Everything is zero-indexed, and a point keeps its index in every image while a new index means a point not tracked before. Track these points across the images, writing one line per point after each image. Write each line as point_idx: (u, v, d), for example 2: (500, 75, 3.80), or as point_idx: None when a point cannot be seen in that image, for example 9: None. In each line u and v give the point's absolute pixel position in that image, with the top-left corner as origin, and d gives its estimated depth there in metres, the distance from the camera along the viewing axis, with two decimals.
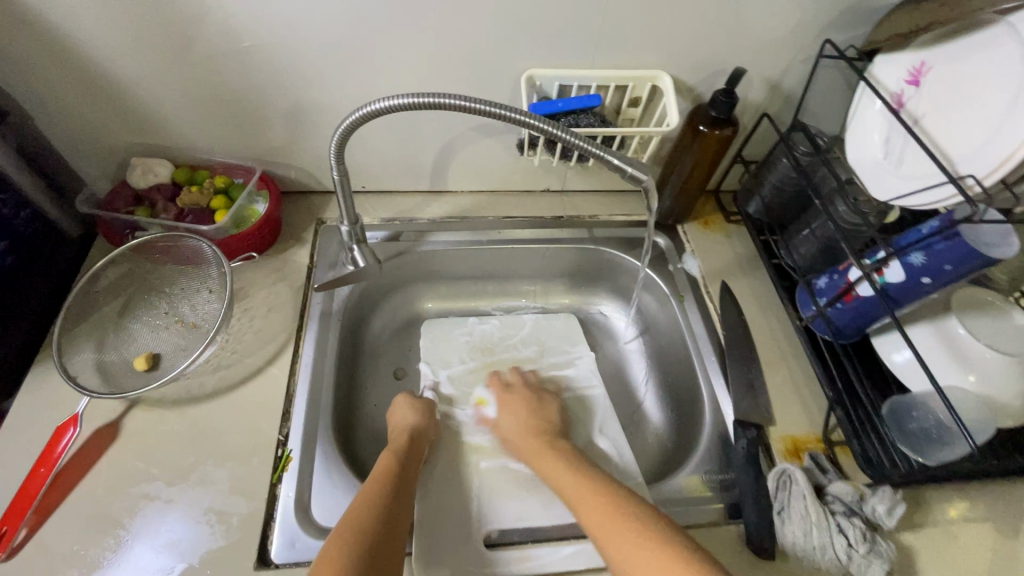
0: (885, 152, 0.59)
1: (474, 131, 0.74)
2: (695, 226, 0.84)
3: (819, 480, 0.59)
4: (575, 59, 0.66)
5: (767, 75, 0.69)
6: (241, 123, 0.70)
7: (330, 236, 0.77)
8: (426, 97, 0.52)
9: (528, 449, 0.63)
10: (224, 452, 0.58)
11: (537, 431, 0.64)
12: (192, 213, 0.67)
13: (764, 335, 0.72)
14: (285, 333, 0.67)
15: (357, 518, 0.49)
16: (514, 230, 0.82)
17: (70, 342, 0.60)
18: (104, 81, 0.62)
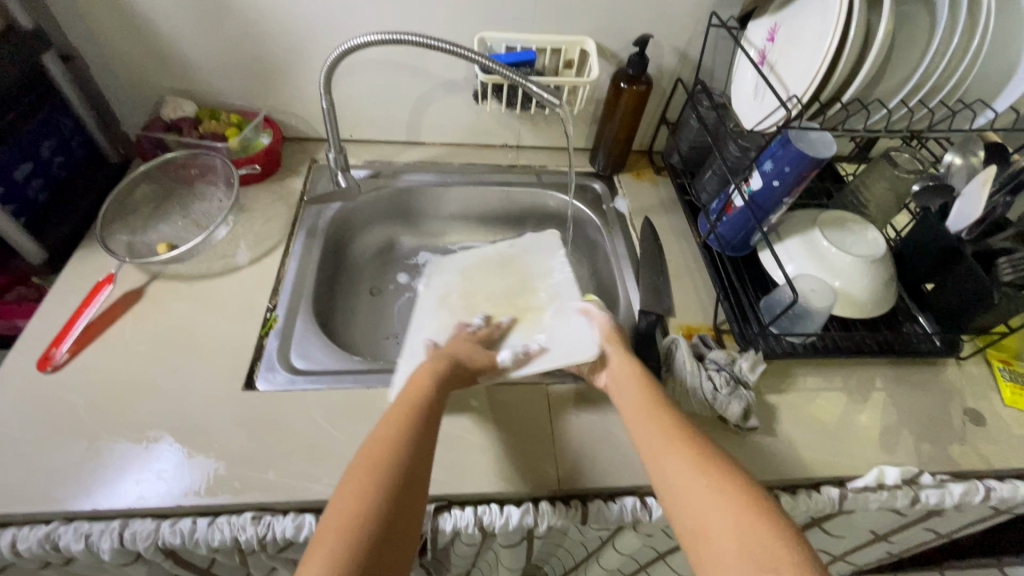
0: (753, 94, 0.76)
1: (441, 87, 0.91)
2: (628, 176, 1.00)
3: (702, 351, 0.73)
4: (518, 26, 0.84)
5: (674, 43, 0.87)
6: (253, 74, 0.87)
7: (322, 171, 0.94)
8: (390, 35, 0.69)
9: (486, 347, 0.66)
10: (225, 313, 0.73)
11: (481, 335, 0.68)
12: (210, 135, 0.83)
13: (674, 255, 0.87)
14: (279, 236, 0.83)
15: (393, 447, 0.51)
16: (476, 174, 0.98)
17: (109, 228, 0.76)
18: (148, 32, 0.80)
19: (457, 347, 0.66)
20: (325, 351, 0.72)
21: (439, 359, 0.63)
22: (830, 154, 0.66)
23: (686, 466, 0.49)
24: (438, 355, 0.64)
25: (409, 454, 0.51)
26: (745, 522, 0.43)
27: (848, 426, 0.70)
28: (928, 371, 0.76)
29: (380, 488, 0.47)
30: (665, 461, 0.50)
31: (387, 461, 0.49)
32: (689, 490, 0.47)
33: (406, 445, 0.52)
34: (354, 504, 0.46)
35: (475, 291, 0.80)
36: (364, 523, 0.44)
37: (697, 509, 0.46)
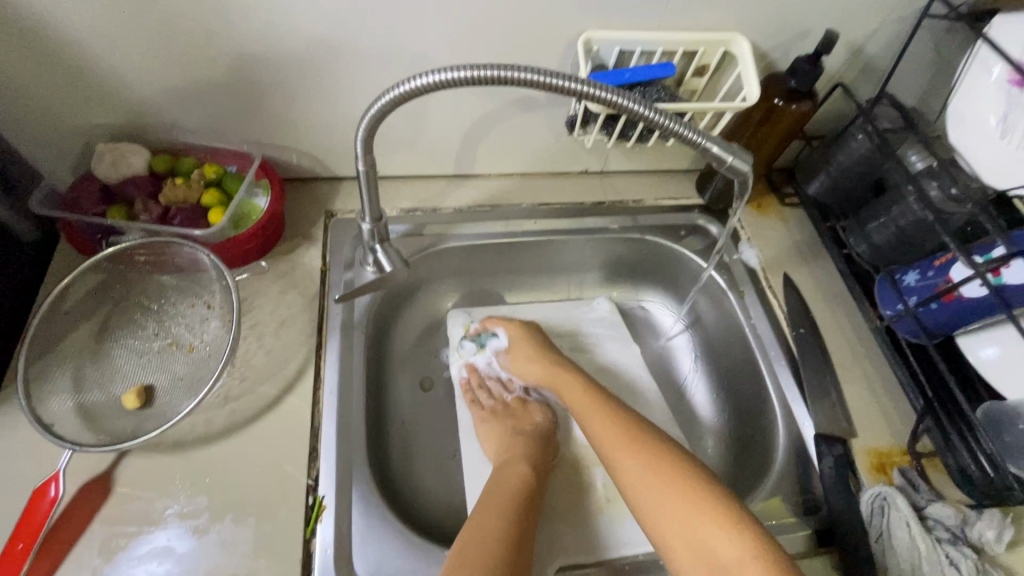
0: (1003, 130, 0.52)
1: (511, 106, 0.63)
2: (749, 210, 0.76)
3: (916, 502, 0.54)
4: (640, 19, 0.55)
5: (850, 38, 0.61)
6: (233, 99, 0.57)
7: (343, 232, 0.66)
8: (489, 71, 0.43)
9: (516, 409, 0.64)
10: (245, 502, 0.48)
11: (512, 406, 0.64)
12: (179, 212, 0.56)
13: (834, 333, 0.66)
14: (304, 352, 0.57)
15: (507, 520, 0.50)
16: (550, 219, 0.72)
17: (41, 378, 0.49)
18: (56, 47, 0.49)
19: (519, 417, 0.63)
20: (401, 548, 0.50)
21: (517, 437, 0.60)
22: None
23: (626, 457, 0.53)
24: (492, 423, 0.62)
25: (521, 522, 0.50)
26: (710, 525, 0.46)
27: None
28: None
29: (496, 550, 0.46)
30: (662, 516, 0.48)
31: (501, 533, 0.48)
32: (672, 510, 0.48)
33: (523, 519, 0.51)
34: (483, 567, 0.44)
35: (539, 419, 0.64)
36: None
37: (658, 516, 0.49)
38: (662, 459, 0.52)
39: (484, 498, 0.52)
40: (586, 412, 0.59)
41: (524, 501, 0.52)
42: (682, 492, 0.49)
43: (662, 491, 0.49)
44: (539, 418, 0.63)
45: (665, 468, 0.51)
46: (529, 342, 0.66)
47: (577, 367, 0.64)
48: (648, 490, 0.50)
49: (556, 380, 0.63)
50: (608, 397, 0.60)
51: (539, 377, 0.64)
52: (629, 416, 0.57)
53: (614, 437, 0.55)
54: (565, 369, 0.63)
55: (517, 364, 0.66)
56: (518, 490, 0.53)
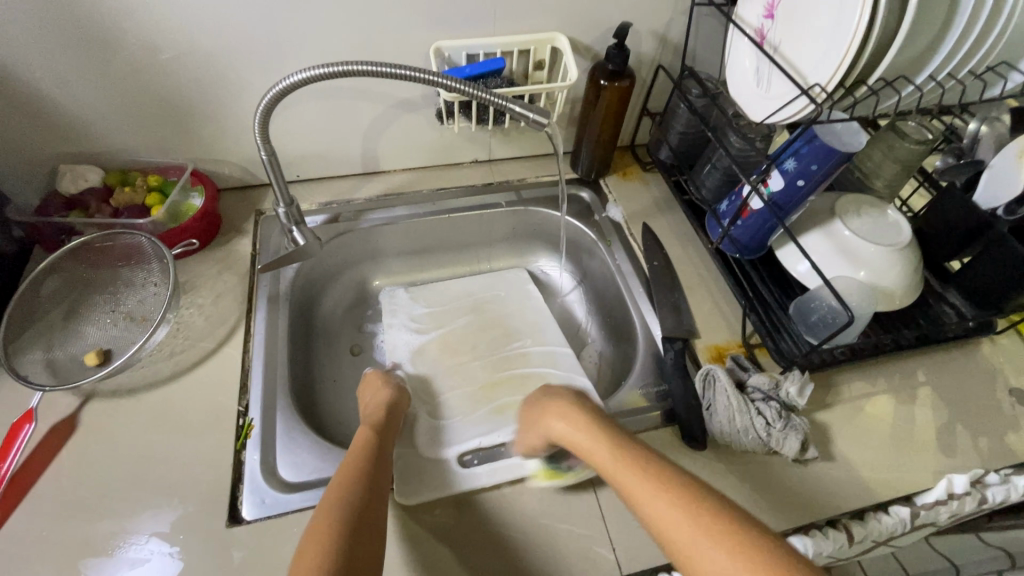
0: (757, 80, 0.68)
1: (397, 109, 0.79)
2: (616, 178, 0.91)
3: (741, 377, 0.66)
4: (479, 30, 0.72)
5: (654, 28, 0.77)
6: (169, 125, 0.72)
7: (271, 224, 0.80)
8: (337, 67, 0.57)
9: (372, 382, 0.68)
10: (185, 427, 0.60)
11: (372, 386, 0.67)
12: (127, 210, 0.70)
13: (684, 263, 0.80)
14: (236, 315, 0.70)
15: (336, 494, 0.49)
16: (448, 200, 0.87)
17: (18, 345, 0.62)
18: (21, 92, 0.64)
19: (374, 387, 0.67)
20: (317, 453, 0.61)
21: (374, 407, 0.63)
22: (862, 147, 0.58)
23: (622, 471, 0.50)
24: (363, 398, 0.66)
25: (366, 483, 0.51)
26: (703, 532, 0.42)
27: (902, 432, 0.66)
28: (964, 354, 0.73)
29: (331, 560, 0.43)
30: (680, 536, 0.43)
31: (351, 492, 0.49)
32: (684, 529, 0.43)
33: (371, 481, 0.51)
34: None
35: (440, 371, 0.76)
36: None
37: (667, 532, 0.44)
38: (667, 478, 0.48)
39: (341, 465, 0.54)
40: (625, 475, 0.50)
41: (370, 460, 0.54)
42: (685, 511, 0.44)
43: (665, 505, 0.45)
44: (395, 386, 0.67)
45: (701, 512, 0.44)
46: (532, 408, 0.63)
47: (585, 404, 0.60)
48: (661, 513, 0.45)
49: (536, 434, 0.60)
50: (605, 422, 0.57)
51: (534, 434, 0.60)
52: (627, 441, 0.53)
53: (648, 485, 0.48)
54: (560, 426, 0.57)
55: (538, 430, 0.60)
56: (359, 458, 0.54)
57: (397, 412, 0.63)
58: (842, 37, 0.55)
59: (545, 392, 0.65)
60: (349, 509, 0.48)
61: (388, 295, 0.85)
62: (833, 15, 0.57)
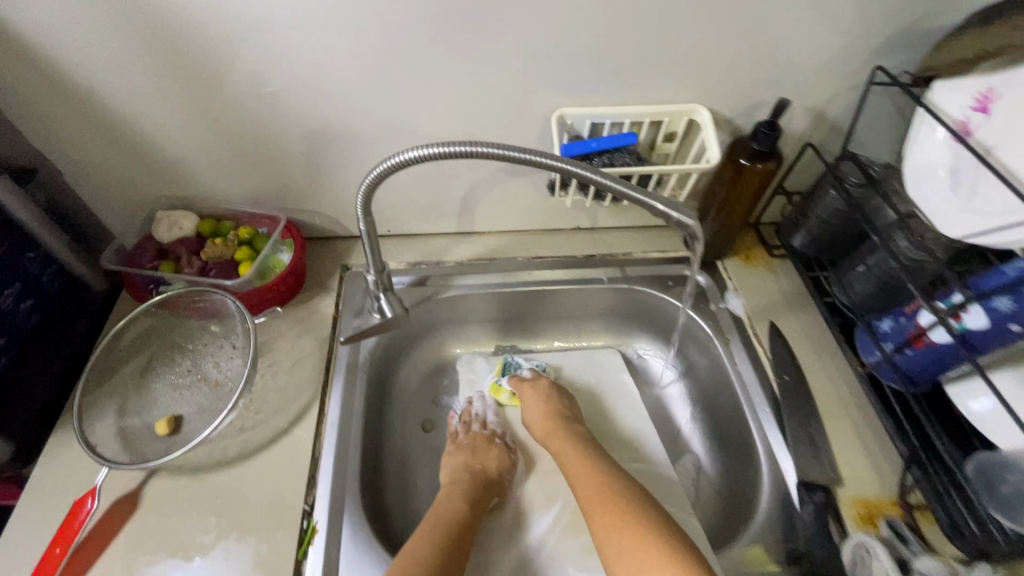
0: (954, 187, 0.56)
1: (503, 172, 0.72)
2: (737, 262, 0.80)
3: (904, 556, 0.52)
4: (608, 97, 0.64)
5: (811, 104, 0.66)
6: (268, 175, 0.69)
7: (355, 283, 0.74)
8: (456, 145, 0.50)
9: (471, 441, 0.69)
10: (248, 521, 0.54)
11: (471, 444, 0.69)
12: (217, 266, 0.67)
13: (821, 380, 0.67)
14: (312, 388, 0.64)
15: (408, 560, 0.53)
16: (543, 271, 0.78)
17: (93, 407, 0.59)
18: (134, 138, 0.62)
19: (480, 454, 0.67)
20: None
21: (462, 472, 0.65)
22: None
23: (613, 529, 0.55)
24: (457, 454, 0.67)
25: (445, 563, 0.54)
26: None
27: None
28: None
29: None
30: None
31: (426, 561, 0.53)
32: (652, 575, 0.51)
33: (447, 559, 0.54)
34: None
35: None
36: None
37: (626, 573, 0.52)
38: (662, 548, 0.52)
39: (412, 538, 0.56)
40: (596, 506, 0.58)
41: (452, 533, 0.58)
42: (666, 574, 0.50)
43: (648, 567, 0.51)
44: (495, 443, 0.70)
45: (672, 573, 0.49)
46: (534, 389, 0.73)
47: (582, 433, 0.68)
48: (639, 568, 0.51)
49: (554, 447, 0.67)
50: (602, 463, 0.63)
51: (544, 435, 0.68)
52: (622, 488, 0.59)
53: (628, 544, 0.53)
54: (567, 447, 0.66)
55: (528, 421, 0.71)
56: (436, 546, 0.55)
57: (488, 479, 0.66)
58: None
59: (533, 385, 0.73)
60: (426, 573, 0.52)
61: (467, 363, 0.79)
62: None
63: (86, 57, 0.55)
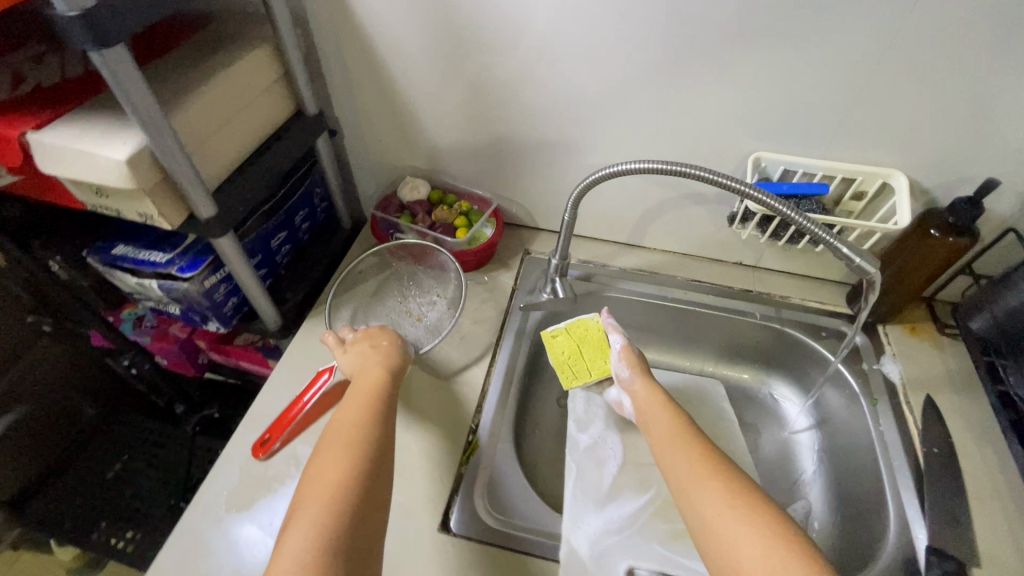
0: None
1: (686, 199, 0.81)
2: (900, 330, 0.79)
3: None
4: (805, 150, 0.70)
5: (1023, 189, 0.66)
6: (492, 165, 0.85)
7: (533, 266, 0.88)
8: (672, 165, 0.60)
9: (371, 345, 0.64)
10: (428, 421, 0.69)
11: (383, 358, 0.62)
12: (441, 226, 0.84)
13: (976, 464, 0.65)
14: (488, 338, 0.78)
15: (342, 455, 0.48)
16: (700, 294, 0.85)
17: (337, 307, 0.79)
18: (409, 119, 0.82)
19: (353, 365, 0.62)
20: (520, 500, 0.64)
21: (374, 366, 0.60)
22: None
23: (690, 470, 0.53)
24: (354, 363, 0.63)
25: (368, 441, 0.50)
26: (733, 511, 0.48)
27: None
28: None
29: (334, 507, 0.44)
30: (710, 513, 0.48)
31: (357, 449, 0.49)
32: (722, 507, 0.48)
33: (373, 433, 0.52)
34: (311, 543, 0.41)
35: (646, 456, 0.72)
36: (307, 555, 0.40)
37: (700, 507, 0.49)
38: (732, 486, 0.50)
39: (335, 423, 0.53)
40: (671, 447, 0.56)
41: (372, 418, 0.53)
42: (737, 505, 0.48)
43: (708, 496, 0.50)
44: (379, 349, 0.63)
45: (739, 502, 0.48)
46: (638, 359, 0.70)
47: (675, 403, 0.64)
48: (705, 499, 0.50)
49: (651, 420, 0.62)
50: (698, 445, 0.56)
51: (649, 408, 0.64)
52: (704, 441, 0.57)
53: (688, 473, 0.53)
54: (660, 400, 0.64)
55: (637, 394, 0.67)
56: (363, 424, 0.52)
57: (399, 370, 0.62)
58: None
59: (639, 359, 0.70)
60: (361, 456, 0.49)
61: None
62: None
63: (402, 56, 0.74)
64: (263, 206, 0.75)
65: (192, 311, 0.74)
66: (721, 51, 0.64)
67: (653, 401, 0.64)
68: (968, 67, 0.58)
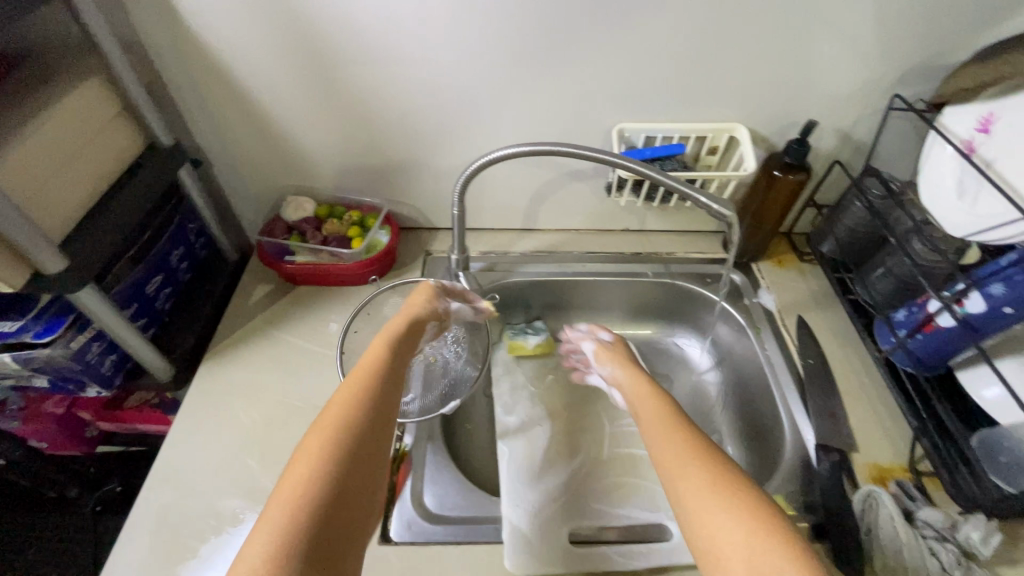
0: (959, 192, 0.64)
1: (567, 177, 0.85)
2: (770, 265, 0.89)
3: (908, 506, 0.60)
4: (659, 116, 0.77)
5: (837, 126, 0.77)
6: (376, 172, 0.84)
7: (436, 265, 0.88)
8: (539, 145, 0.64)
9: (409, 303, 0.67)
10: None
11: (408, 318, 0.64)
12: (335, 239, 0.81)
13: (843, 365, 0.76)
14: (402, 343, 0.78)
15: (337, 423, 0.48)
16: (597, 264, 0.90)
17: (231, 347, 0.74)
18: (278, 136, 0.79)
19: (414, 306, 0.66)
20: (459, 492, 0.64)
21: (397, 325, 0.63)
22: None
23: (680, 460, 0.49)
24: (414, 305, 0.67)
25: (369, 409, 0.50)
26: (724, 506, 0.44)
27: None
28: None
29: (323, 472, 0.44)
30: (700, 510, 0.45)
31: (354, 417, 0.49)
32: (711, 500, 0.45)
33: (372, 403, 0.51)
34: (293, 509, 0.41)
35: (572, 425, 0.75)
36: (278, 527, 0.40)
37: (686, 502, 0.46)
38: (725, 478, 0.46)
39: (344, 383, 0.53)
40: (659, 439, 0.53)
41: (372, 386, 0.52)
42: (728, 501, 0.44)
43: (701, 490, 0.46)
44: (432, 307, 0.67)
45: (724, 491, 0.45)
46: (613, 350, 0.72)
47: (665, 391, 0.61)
48: (696, 491, 0.46)
49: (637, 405, 0.61)
50: (696, 434, 0.52)
51: (637, 395, 0.62)
52: (694, 430, 0.53)
53: (678, 458, 0.49)
54: (651, 388, 0.62)
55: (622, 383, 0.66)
56: (360, 393, 0.51)
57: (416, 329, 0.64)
58: None
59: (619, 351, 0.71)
60: (357, 425, 0.48)
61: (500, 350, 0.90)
62: None
63: (258, 73, 0.71)
64: (127, 251, 0.69)
65: (63, 379, 0.67)
66: (567, 35, 0.68)
67: (637, 387, 0.64)
68: (773, 26, 0.67)
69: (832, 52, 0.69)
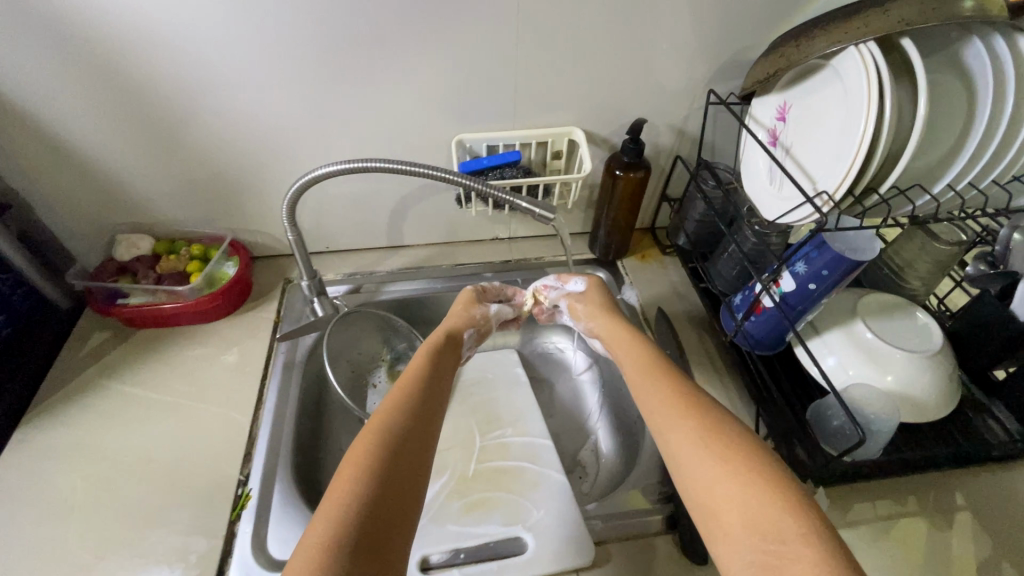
0: (770, 177, 0.68)
1: (421, 191, 0.84)
2: (634, 260, 0.92)
3: None
4: (497, 125, 0.77)
5: (668, 123, 0.80)
6: (217, 202, 0.80)
7: (296, 293, 0.85)
8: (357, 163, 0.63)
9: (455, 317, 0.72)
10: (188, 490, 0.63)
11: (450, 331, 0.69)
12: (170, 277, 0.77)
13: (698, 352, 0.78)
14: (252, 379, 0.74)
15: (377, 427, 0.51)
16: (465, 275, 0.89)
17: None
18: (96, 172, 0.73)
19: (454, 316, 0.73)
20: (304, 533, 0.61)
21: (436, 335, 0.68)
22: (872, 255, 0.58)
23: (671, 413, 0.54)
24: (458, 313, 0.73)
25: (409, 417, 0.54)
26: (708, 449, 0.49)
27: (939, 565, 0.59)
28: (1011, 475, 0.66)
29: (362, 474, 0.47)
30: (689, 455, 0.50)
31: (389, 423, 0.52)
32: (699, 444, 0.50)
33: (412, 408, 0.54)
34: (341, 508, 0.44)
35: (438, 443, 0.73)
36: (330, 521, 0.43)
37: (675, 446, 0.51)
38: (717, 429, 0.51)
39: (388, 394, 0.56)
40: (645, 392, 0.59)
41: (411, 395, 0.56)
42: (715, 447, 0.49)
43: (689, 440, 0.51)
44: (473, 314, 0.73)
45: (713, 443, 0.49)
46: (592, 296, 0.77)
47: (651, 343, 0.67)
48: (687, 440, 0.51)
49: (624, 356, 0.67)
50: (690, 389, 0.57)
51: (617, 347, 0.68)
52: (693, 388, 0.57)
53: (671, 407, 0.55)
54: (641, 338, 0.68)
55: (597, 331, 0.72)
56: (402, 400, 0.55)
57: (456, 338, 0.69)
58: (845, 148, 0.56)
59: (603, 302, 0.76)
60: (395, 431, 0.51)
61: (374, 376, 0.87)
62: (836, 127, 0.58)
63: (58, 106, 0.65)
64: None
65: None
66: (384, 50, 0.67)
67: (614, 333, 0.70)
68: (584, 32, 0.68)
69: (646, 53, 0.71)
